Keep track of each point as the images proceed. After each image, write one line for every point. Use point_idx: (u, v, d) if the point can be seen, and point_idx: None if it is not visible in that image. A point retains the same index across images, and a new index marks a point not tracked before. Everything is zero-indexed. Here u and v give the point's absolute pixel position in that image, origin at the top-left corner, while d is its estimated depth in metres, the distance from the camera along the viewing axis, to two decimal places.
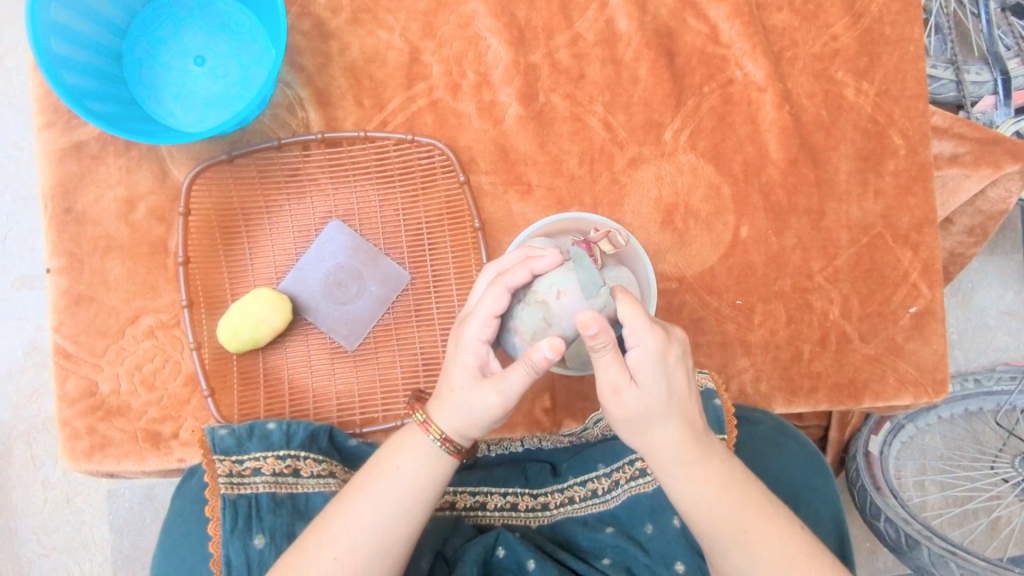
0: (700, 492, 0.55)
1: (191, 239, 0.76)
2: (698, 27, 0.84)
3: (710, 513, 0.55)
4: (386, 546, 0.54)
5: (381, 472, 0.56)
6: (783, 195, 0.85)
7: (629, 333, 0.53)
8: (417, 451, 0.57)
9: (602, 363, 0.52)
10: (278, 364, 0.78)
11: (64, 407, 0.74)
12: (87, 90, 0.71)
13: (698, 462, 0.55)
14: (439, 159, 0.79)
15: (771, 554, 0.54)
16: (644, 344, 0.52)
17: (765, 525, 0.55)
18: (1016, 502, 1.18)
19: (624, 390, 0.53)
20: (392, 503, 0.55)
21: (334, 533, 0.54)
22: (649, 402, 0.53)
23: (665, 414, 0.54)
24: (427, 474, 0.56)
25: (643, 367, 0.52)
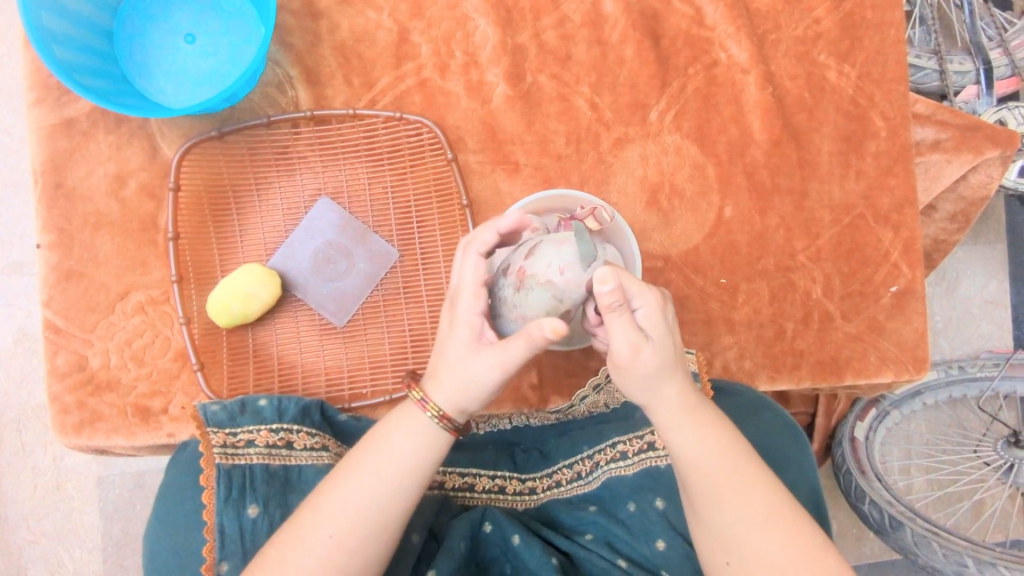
0: (702, 441, 0.56)
1: (182, 215, 0.77)
2: (683, 10, 0.85)
3: (712, 461, 0.55)
4: (382, 522, 0.54)
5: (376, 448, 0.57)
6: (766, 176, 0.87)
7: (631, 294, 0.55)
8: (411, 428, 0.57)
9: (619, 325, 0.53)
10: (268, 340, 0.79)
11: (55, 381, 0.74)
12: (78, 65, 0.72)
13: (696, 414, 0.57)
14: (427, 137, 0.80)
15: (764, 498, 0.55)
16: (648, 301, 0.54)
17: (754, 473, 0.56)
18: (998, 485, 1.19)
19: (641, 346, 0.54)
20: (388, 479, 0.55)
21: (330, 508, 0.54)
22: (659, 357, 0.55)
23: (669, 368, 0.56)
24: (422, 450, 0.57)
25: (651, 322, 0.55)
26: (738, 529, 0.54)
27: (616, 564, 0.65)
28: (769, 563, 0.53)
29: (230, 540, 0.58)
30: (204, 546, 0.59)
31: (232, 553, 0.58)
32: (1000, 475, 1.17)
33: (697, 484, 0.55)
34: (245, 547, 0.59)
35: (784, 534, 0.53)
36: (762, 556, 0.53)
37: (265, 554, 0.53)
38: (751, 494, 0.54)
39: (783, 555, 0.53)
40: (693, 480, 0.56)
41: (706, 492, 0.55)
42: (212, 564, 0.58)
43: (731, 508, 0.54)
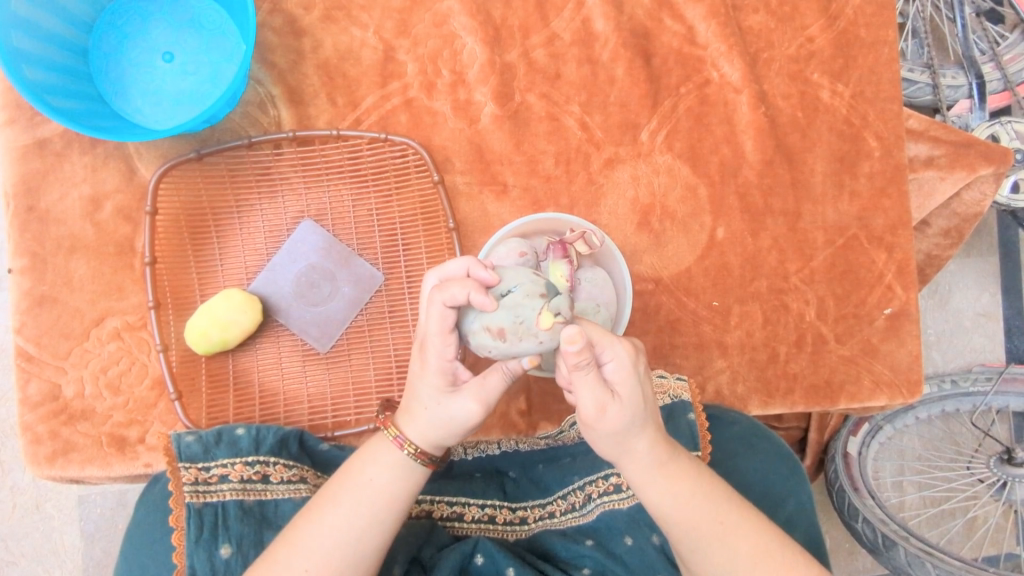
0: (678, 491, 0.54)
1: (159, 239, 0.75)
2: (674, 28, 0.84)
3: (691, 514, 0.54)
4: (358, 557, 0.53)
5: (352, 481, 0.56)
6: (759, 196, 0.85)
7: (601, 347, 0.52)
8: (386, 460, 0.56)
9: (585, 384, 0.50)
10: (248, 367, 0.77)
11: (27, 410, 0.72)
12: (51, 85, 0.69)
13: (671, 467, 0.55)
14: (413, 159, 0.79)
15: (749, 545, 0.54)
16: (618, 355, 0.51)
17: (736, 524, 0.54)
18: (992, 502, 1.17)
19: (610, 405, 0.51)
20: (364, 513, 0.54)
21: (306, 544, 0.52)
22: (631, 412, 0.52)
23: (642, 421, 0.53)
24: (397, 482, 0.56)
25: (620, 379, 0.52)
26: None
27: None
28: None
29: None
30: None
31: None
32: (992, 492, 1.15)
33: (683, 540, 0.54)
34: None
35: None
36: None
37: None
38: (736, 545, 0.54)
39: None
40: (679, 537, 0.54)
41: (691, 546, 0.54)
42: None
43: (716, 559, 0.53)
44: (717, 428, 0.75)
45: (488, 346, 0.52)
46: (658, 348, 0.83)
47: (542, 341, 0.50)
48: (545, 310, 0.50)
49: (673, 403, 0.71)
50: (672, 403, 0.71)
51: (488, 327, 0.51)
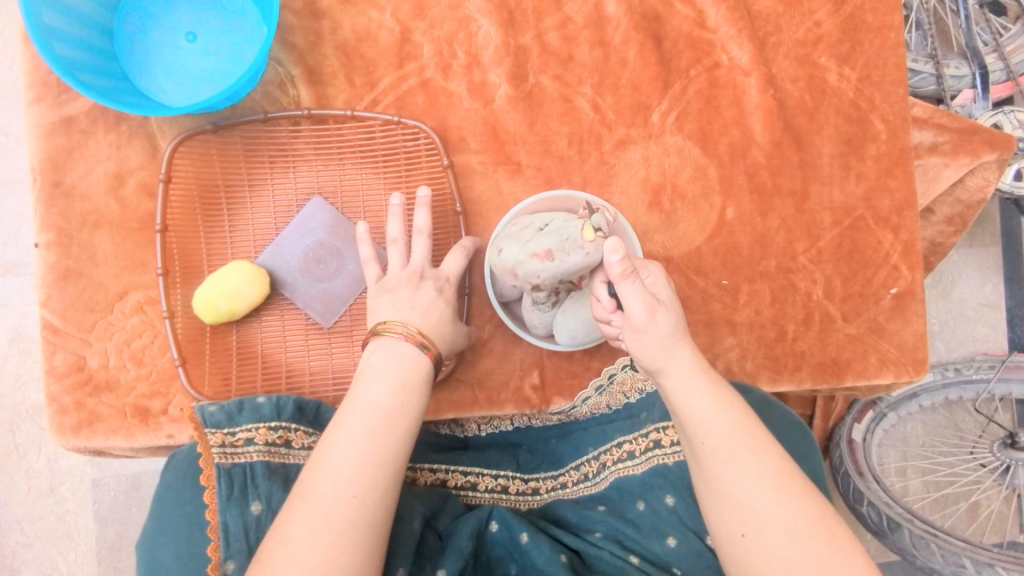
0: (710, 405, 0.56)
1: (172, 206, 0.76)
2: (684, 12, 0.86)
3: (724, 424, 0.55)
4: (390, 467, 0.53)
5: (356, 406, 0.56)
6: (768, 177, 0.87)
7: (641, 267, 0.62)
8: (387, 365, 0.59)
9: (632, 291, 0.57)
10: (253, 336, 0.78)
11: (53, 381, 0.74)
12: (79, 62, 0.71)
13: (708, 378, 0.58)
14: (424, 142, 0.80)
15: (776, 461, 0.54)
16: (655, 271, 0.61)
17: (764, 441, 0.55)
18: (995, 485, 1.19)
19: (657, 310, 0.58)
20: (379, 424, 0.55)
21: (331, 471, 0.52)
22: (677, 315, 0.59)
23: (681, 331, 0.59)
24: (404, 392, 0.58)
25: (661, 289, 0.61)
26: (754, 494, 0.53)
27: (628, 561, 0.64)
28: (784, 531, 0.52)
29: (235, 538, 0.57)
30: (209, 545, 0.58)
31: (238, 552, 0.57)
32: (995, 476, 1.17)
33: (716, 447, 0.55)
34: (250, 544, 0.58)
35: (799, 501, 0.53)
36: (778, 521, 0.52)
37: (277, 533, 0.49)
38: (762, 458, 0.54)
39: (795, 520, 0.52)
40: (712, 445, 0.55)
41: (724, 456, 0.54)
42: (217, 563, 0.57)
43: (745, 472, 0.53)
44: None
45: (537, 272, 0.62)
46: None
47: (586, 252, 0.59)
48: (584, 225, 0.60)
49: None
50: None
51: (535, 253, 0.62)
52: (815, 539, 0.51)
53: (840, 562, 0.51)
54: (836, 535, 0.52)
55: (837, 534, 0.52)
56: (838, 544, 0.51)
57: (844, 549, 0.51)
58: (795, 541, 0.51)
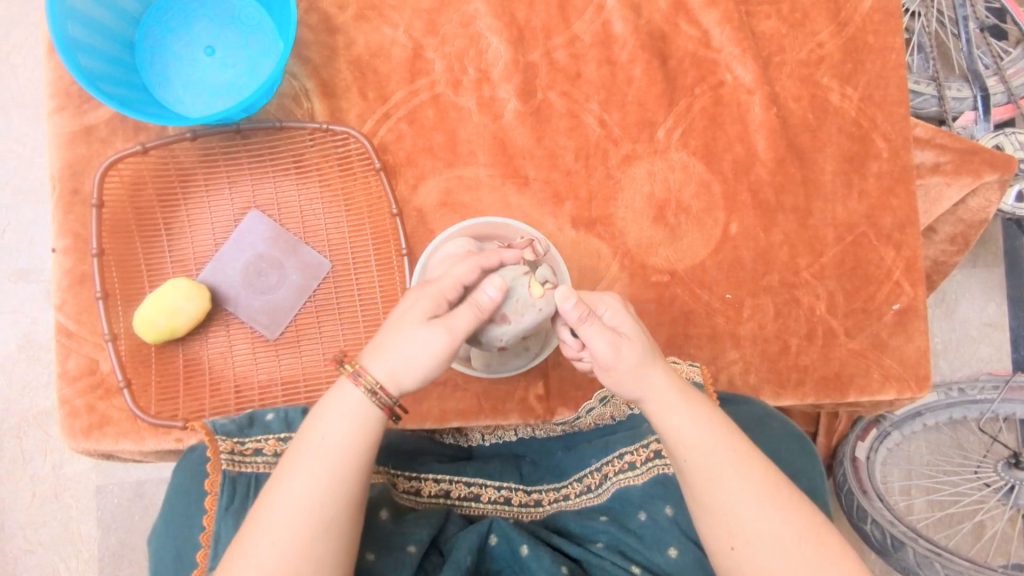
0: (690, 421, 0.57)
1: (105, 231, 0.76)
2: (689, 32, 0.88)
3: (708, 440, 0.56)
4: (335, 512, 0.52)
5: (309, 441, 0.54)
6: (771, 193, 0.88)
7: (597, 304, 0.59)
8: (347, 402, 0.55)
9: (594, 333, 0.56)
10: (198, 354, 0.78)
11: (65, 384, 0.75)
12: (101, 73, 0.74)
13: (683, 395, 0.58)
14: (355, 146, 0.81)
15: (761, 472, 0.55)
16: (609, 302, 0.59)
17: (748, 453, 0.56)
18: (1000, 505, 1.18)
19: (621, 344, 0.56)
20: (328, 466, 0.53)
21: (275, 515, 0.51)
22: (642, 346, 0.57)
23: (651, 356, 0.58)
24: (359, 428, 0.54)
25: (620, 321, 0.58)
26: (741, 508, 0.54)
27: (628, 570, 0.65)
28: (774, 542, 0.53)
29: (224, 545, 0.58)
30: (201, 551, 0.59)
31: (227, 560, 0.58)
32: (999, 497, 1.16)
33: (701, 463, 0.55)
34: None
35: (788, 512, 0.54)
36: (764, 534, 0.53)
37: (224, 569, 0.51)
38: (748, 470, 0.55)
39: (784, 530, 0.53)
40: (696, 462, 0.55)
41: (706, 474, 0.55)
42: (204, 570, 0.58)
43: (728, 489, 0.54)
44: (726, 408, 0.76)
45: None
46: (673, 338, 0.85)
47: None
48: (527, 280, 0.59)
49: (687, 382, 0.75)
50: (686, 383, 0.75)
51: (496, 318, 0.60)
52: (805, 548, 0.52)
53: (831, 568, 0.52)
54: (827, 540, 0.53)
55: (827, 541, 0.53)
56: (829, 552, 0.53)
57: (836, 553, 0.53)
58: (786, 552, 0.53)
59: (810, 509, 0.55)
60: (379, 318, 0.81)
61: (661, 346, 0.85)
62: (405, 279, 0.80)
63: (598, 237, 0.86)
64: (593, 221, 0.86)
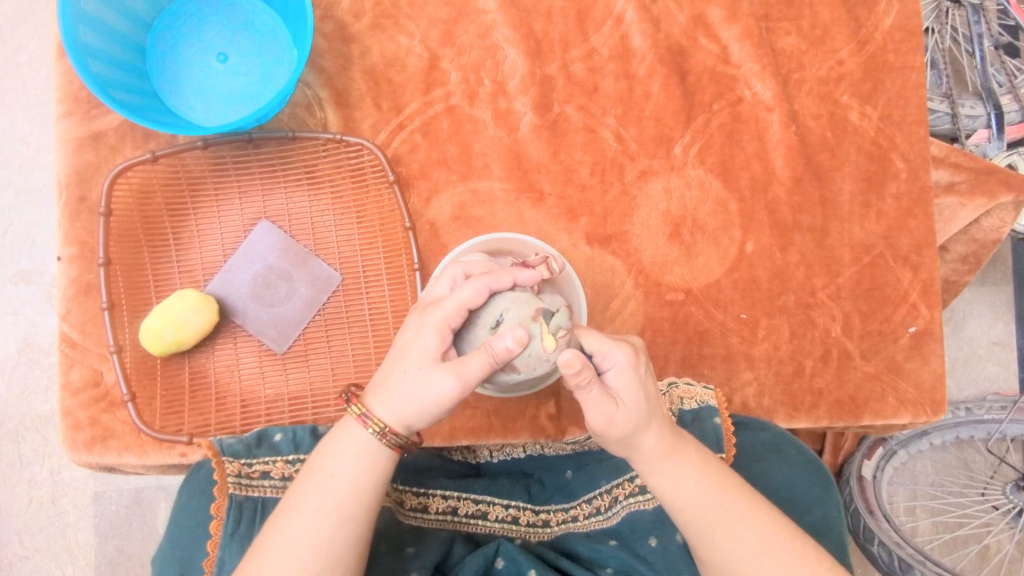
0: (684, 482, 0.56)
1: (113, 240, 0.75)
2: (709, 47, 0.87)
3: (701, 502, 0.56)
4: (332, 560, 0.52)
5: (314, 480, 0.54)
6: (788, 213, 0.87)
7: (602, 357, 0.55)
8: (347, 452, 0.54)
9: (590, 400, 0.54)
10: (204, 367, 0.77)
11: (68, 396, 0.74)
12: (112, 80, 0.73)
13: (679, 455, 0.57)
14: (368, 159, 0.79)
15: (756, 530, 0.55)
16: (618, 363, 0.54)
17: (744, 510, 0.56)
18: (1008, 528, 1.15)
19: (614, 415, 0.54)
20: (330, 509, 0.52)
21: (275, 555, 0.51)
22: (637, 416, 0.55)
23: (646, 421, 0.56)
24: (365, 473, 0.54)
25: (624, 388, 0.54)
26: (739, 564, 0.55)
27: None
28: None
29: (227, 573, 0.57)
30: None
31: None
32: (1009, 519, 1.13)
33: (694, 525, 0.56)
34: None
35: (789, 567, 0.54)
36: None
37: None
38: (743, 531, 0.55)
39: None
40: (689, 523, 0.56)
41: (699, 535, 0.56)
42: None
43: (726, 548, 0.55)
44: (742, 433, 0.75)
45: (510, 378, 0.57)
46: (687, 358, 0.84)
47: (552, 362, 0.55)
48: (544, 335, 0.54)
49: (700, 407, 0.74)
50: (699, 407, 0.74)
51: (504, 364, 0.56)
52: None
53: None
54: None
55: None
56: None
57: None
58: None
59: (815, 561, 0.55)
60: (390, 334, 0.79)
61: (674, 365, 0.84)
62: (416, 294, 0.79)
63: (612, 254, 0.84)
64: (608, 237, 0.84)
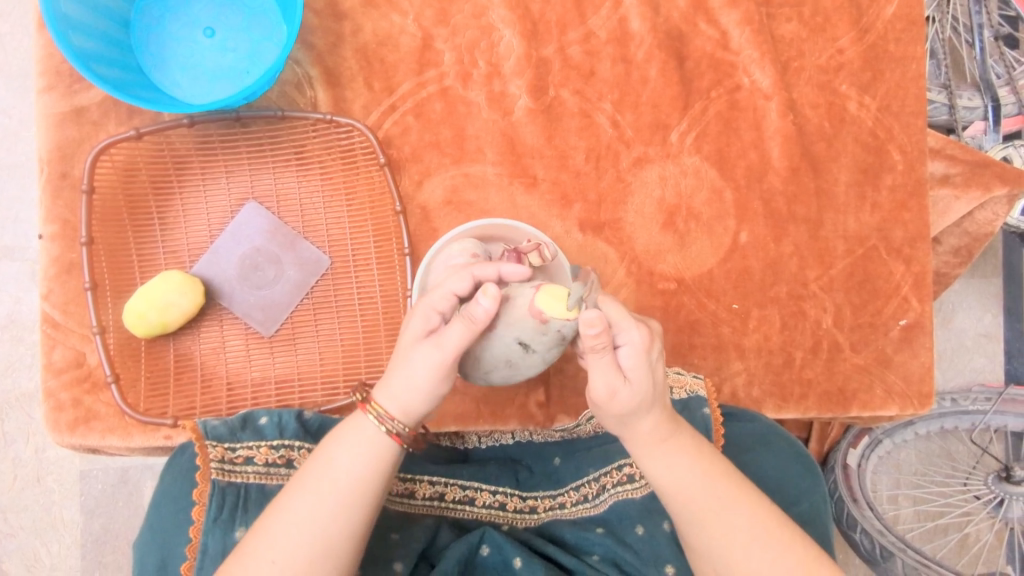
0: (678, 467, 0.56)
1: (95, 218, 0.74)
2: (708, 32, 0.85)
3: (693, 487, 0.55)
4: (328, 550, 0.51)
5: (317, 467, 0.53)
6: (783, 203, 0.86)
7: (618, 330, 0.54)
8: (356, 443, 0.54)
9: (598, 366, 0.52)
10: (189, 350, 0.76)
11: (51, 377, 0.73)
12: (95, 53, 0.70)
13: (674, 440, 0.57)
14: (359, 140, 0.78)
15: (748, 518, 0.55)
16: (632, 339, 0.53)
17: (735, 496, 0.56)
18: (987, 519, 1.15)
19: (619, 389, 0.53)
20: (331, 499, 0.52)
21: (274, 537, 0.50)
22: (639, 398, 0.54)
23: (648, 404, 0.55)
24: (369, 466, 0.53)
25: (633, 365, 0.53)
26: (728, 550, 0.54)
27: None
28: None
29: (211, 560, 0.56)
30: (186, 564, 0.57)
31: None
32: (989, 509, 1.12)
33: (682, 510, 0.56)
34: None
35: (775, 555, 0.54)
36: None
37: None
38: (733, 517, 0.55)
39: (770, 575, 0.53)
40: (678, 507, 0.56)
41: (689, 519, 0.55)
42: None
43: (716, 532, 0.54)
44: (732, 424, 0.75)
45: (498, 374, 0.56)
46: (678, 347, 0.84)
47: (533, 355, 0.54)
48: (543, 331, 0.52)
49: (689, 397, 0.73)
50: (688, 397, 0.73)
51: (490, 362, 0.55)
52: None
53: None
54: None
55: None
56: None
57: None
58: None
59: (802, 550, 0.54)
60: (379, 319, 0.78)
61: (665, 354, 0.84)
62: (406, 280, 0.78)
63: (606, 242, 0.83)
64: (601, 225, 0.83)
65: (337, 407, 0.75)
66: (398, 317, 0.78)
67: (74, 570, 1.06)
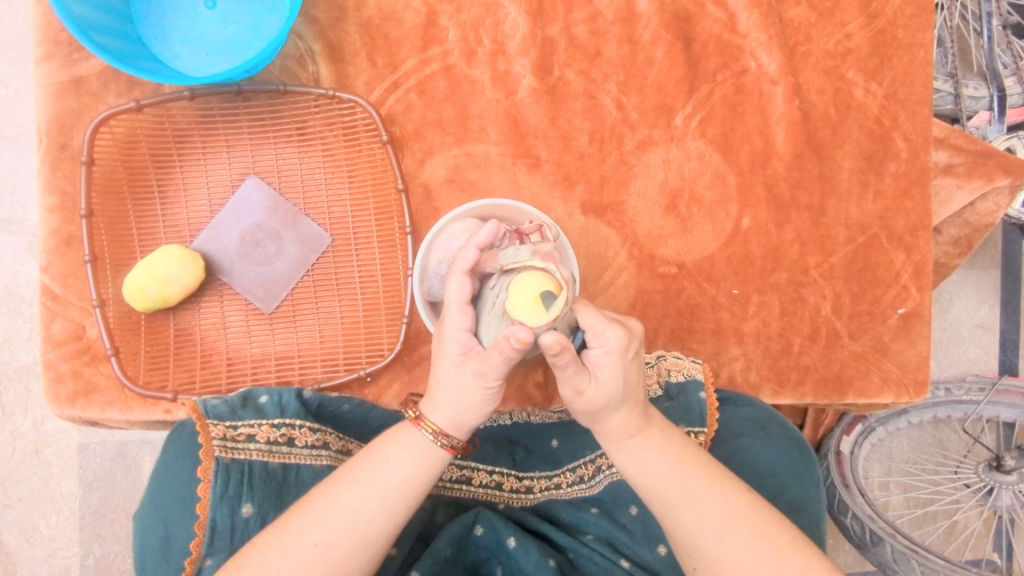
0: (649, 462, 0.55)
1: (95, 190, 0.73)
2: (716, 14, 0.84)
3: (662, 480, 0.55)
4: (364, 551, 0.51)
5: (372, 464, 0.53)
6: (786, 189, 0.86)
7: (591, 335, 0.50)
8: (410, 445, 0.53)
9: (567, 376, 0.50)
10: (190, 324, 0.76)
11: (50, 348, 0.73)
12: (94, 22, 0.70)
13: (646, 435, 0.56)
14: (361, 117, 0.77)
15: (719, 507, 0.55)
16: (607, 342, 0.50)
17: (706, 484, 0.55)
18: (976, 506, 1.16)
19: (582, 387, 0.51)
20: (381, 503, 0.52)
21: (319, 517, 0.51)
22: (606, 395, 0.52)
23: (617, 402, 0.53)
24: (420, 475, 0.53)
25: (604, 364, 0.51)
26: (700, 538, 0.54)
27: (617, 564, 0.66)
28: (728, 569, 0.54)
29: (222, 537, 0.57)
30: (193, 540, 0.57)
31: (220, 550, 0.57)
32: (978, 497, 1.13)
33: (654, 500, 0.56)
34: (233, 545, 0.58)
35: (748, 540, 0.54)
36: (721, 562, 0.54)
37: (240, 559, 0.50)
38: (703, 505, 0.55)
39: (740, 560, 0.54)
40: (651, 498, 0.56)
41: (661, 508, 0.56)
42: (196, 558, 0.57)
43: (686, 522, 0.55)
44: (729, 408, 0.76)
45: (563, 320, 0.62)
46: (677, 331, 0.84)
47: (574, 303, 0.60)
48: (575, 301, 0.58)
49: (686, 381, 0.74)
50: (685, 380, 0.74)
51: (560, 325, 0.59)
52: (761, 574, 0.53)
53: None
54: (790, 567, 0.53)
55: (786, 567, 0.53)
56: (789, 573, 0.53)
57: None
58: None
59: (775, 533, 0.55)
60: (379, 298, 0.79)
61: (664, 338, 0.84)
62: (407, 259, 0.78)
63: (608, 225, 0.83)
64: (603, 207, 0.83)
65: (336, 384, 0.76)
66: (397, 296, 0.79)
67: (72, 541, 1.07)
